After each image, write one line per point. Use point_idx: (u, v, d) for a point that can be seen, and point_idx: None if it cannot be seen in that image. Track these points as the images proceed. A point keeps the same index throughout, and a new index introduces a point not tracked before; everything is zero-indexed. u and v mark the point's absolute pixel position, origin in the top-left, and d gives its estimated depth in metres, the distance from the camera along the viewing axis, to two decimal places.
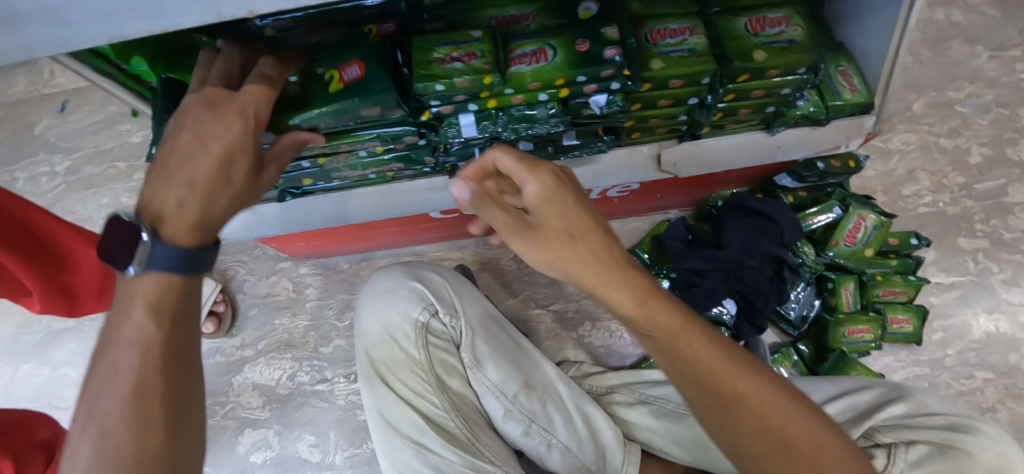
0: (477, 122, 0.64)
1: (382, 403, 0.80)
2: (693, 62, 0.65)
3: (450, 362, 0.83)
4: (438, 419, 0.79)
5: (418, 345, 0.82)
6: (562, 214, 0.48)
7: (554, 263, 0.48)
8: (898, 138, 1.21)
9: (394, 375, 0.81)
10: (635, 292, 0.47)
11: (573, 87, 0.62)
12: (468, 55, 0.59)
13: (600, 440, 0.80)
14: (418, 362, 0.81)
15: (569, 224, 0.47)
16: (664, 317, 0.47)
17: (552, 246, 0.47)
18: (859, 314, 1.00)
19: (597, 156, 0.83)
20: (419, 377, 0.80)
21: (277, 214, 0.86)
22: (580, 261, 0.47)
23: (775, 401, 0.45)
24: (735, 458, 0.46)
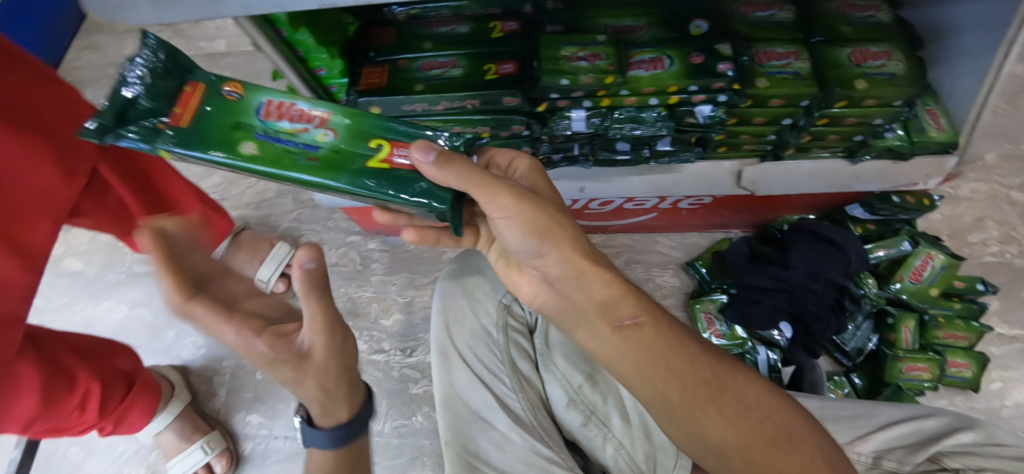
0: (588, 119, 0.70)
1: (454, 376, 0.85)
2: (797, 85, 0.69)
3: (522, 346, 0.89)
4: (506, 400, 0.83)
5: (498, 326, 0.89)
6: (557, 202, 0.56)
7: (541, 234, 0.52)
8: (967, 186, 1.22)
9: (470, 350, 0.87)
10: (607, 279, 0.53)
11: (684, 95, 0.67)
12: (593, 56, 0.66)
13: (653, 439, 0.79)
14: (495, 340, 0.88)
15: (555, 205, 0.55)
16: (642, 308, 0.52)
17: (542, 207, 0.52)
18: (918, 352, 1.01)
19: (681, 165, 0.87)
20: (494, 355, 0.86)
21: None
22: (566, 233, 0.53)
23: (753, 394, 0.48)
24: (717, 457, 0.46)
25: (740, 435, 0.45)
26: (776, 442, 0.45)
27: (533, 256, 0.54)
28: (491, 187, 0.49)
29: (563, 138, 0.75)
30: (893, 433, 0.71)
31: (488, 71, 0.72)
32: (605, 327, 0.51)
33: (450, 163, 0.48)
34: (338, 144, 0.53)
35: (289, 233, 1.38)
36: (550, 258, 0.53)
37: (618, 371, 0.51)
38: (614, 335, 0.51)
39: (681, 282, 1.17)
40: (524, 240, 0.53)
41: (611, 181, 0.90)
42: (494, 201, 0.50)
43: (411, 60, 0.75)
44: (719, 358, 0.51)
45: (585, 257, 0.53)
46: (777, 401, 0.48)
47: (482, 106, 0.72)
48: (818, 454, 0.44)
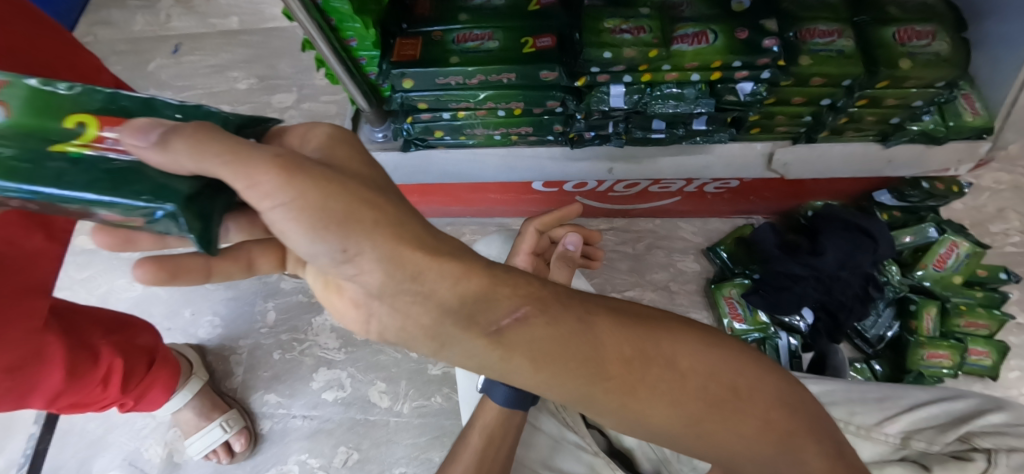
0: (625, 94, 0.69)
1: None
2: (841, 63, 0.68)
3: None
4: None
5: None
6: (367, 173, 0.31)
7: (341, 224, 0.26)
8: (991, 176, 1.22)
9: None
10: (453, 265, 0.28)
11: (727, 71, 0.65)
12: (637, 29, 0.64)
13: None
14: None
15: (367, 178, 0.30)
16: (524, 290, 0.31)
17: (344, 184, 0.27)
18: (940, 340, 1.01)
19: (712, 146, 0.86)
20: None
21: (396, 161, 0.95)
22: (391, 225, 0.28)
23: (699, 354, 0.35)
24: (654, 435, 0.35)
25: (686, 410, 0.34)
26: (728, 404, 0.35)
27: (336, 264, 0.27)
28: (251, 163, 0.26)
29: (598, 115, 0.75)
30: (921, 413, 0.71)
31: (525, 44, 0.71)
32: (469, 335, 0.29)
33: (181, 130, 0.27)
34: (8, 122, 0.34)
35: None
36: (361, 260, 0.27)
37: (496, 377, 0.32)
38: (488, 345, 0.29)
39: (701, 267, 1.17)
40: (316, 240, 0.27)
41: (641, 162, 0.90)
42: (251, 183, 0.26)
43: (446, 33, 0.73)
44: (646, 319, 0.35)
45: (413, 239, 0.28)
46: (728, 354, 0.36)
47: (518, 80, 0.72)
48: (776, 400, 0.36)
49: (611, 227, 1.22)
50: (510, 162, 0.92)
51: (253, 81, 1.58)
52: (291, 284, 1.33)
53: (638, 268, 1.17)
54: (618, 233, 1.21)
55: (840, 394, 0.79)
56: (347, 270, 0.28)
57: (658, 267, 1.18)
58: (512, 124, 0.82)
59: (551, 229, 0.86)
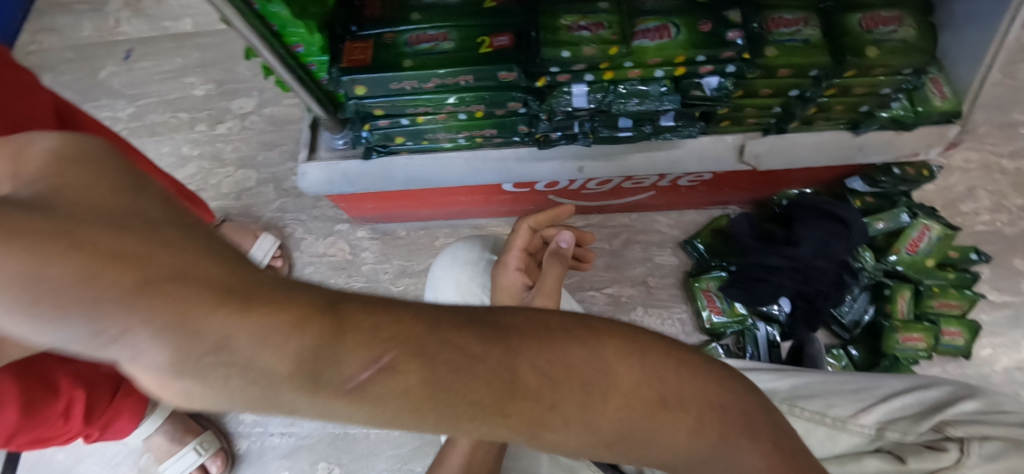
0: (588, 93, 0.66)
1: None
2: (807, 53, 0.66)
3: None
4: None
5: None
6: (140, 219, 0.22)
7: (96, 302, 0.19)
8: (960, 155, 1.23)
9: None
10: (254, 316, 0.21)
11: (691, 66, 0.63)
12: (596, 25, 0.61)
13: None
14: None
15: (139, 209, 0.22)
16: (381, 322, 0.23)
17: (86, 248, 0.19)
18: (914, 323, 1.01)
19: (682, 140, 0.85)
20: None
21: (358, 171, 0.92)
22: (171, 285, 0.20)
23: (625, 365, 0.28)
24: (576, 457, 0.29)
25: (609, 434, 0.27)
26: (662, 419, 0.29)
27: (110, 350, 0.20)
28: None
29: (562, 115, 0.72)
30: (895, 403, 0.71)
31: (481, 44, 0.67)
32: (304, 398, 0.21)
33: None
34: None
35: (272, 223, 1.32)
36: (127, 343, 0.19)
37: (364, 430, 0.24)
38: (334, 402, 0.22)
39: (679, 261, 1.16)
40: (67, 328, 0.18)
41: (612, 159, 0.87)
42: None
43: (397, 34, 0.70)
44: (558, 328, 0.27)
45: (206, 287, 0.20)
46: (654, 358, 0.29)
47: (477, 82, 0.69)
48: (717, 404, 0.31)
49: (587, 224, 1.20)
50: (475, 166, 0.89)
51: (210, 86, 1.51)
52: None
53: (616, 264, 1.16)
54: (595, 230, 1.19)
55: (812, 387, 0.80)
56: (118, 355, 0.19)
57: (635, 262, 1.16)
58: (475, 127, 0.79)
59: (545, 229, 0.78)
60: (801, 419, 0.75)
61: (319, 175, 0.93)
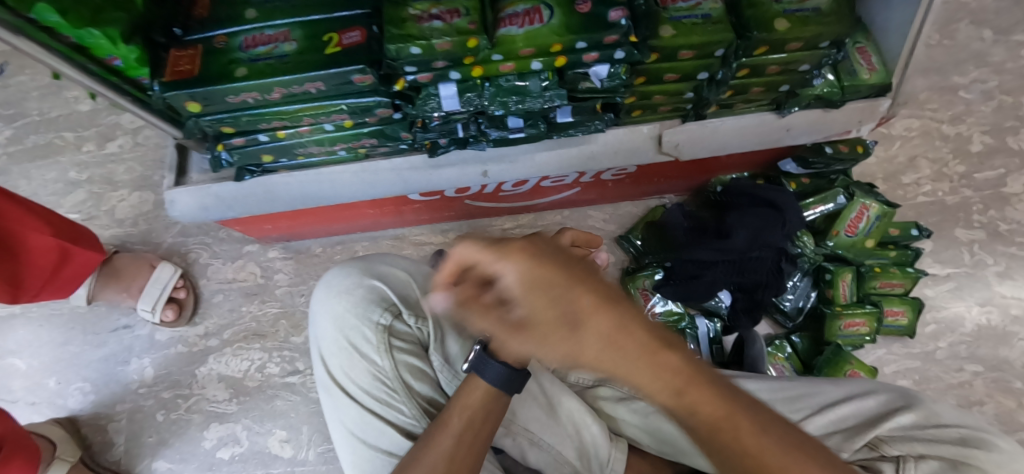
0: (460, 94, 0.57)
1: (348, 416, 0.75)
2: (708, 30, 0.57)
3: (421, 367, 0.77)
4: (409, 429, 0.74)
5: (381, 352, 0.74)
6: (602, 303, 0.32)
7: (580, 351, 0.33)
8: (901, 123, 1.19)
9: (352, 381, 0.75)
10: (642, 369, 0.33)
11: (571, 54, 0.53)
12: (449, 12, 0.51)
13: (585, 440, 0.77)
14: (382, 369, 0.74)
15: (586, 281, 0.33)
16: (710, 409, 0.33)
17: (570, 319, 0.32)
18: (856, 307, 0.96)
19: (594, 135, 0.76)
20: (381, 384, 0.74)
21: (234, 194, 0.81)
22: (636, 352, 0.32)
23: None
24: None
25: None
26: None
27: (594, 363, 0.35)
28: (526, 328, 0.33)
29: (438, 120, 0.62)
30: (830, 415, 0.65)
31: (329, 43, 0.57)
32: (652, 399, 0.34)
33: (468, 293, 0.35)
34: None
35: (174, 249, 1.18)
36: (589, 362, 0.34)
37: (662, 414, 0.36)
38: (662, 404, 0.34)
39: (616, 258, 1.08)
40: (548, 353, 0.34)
41: (518, 161, 0.78)
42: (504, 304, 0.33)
43: (230, 37, 0.59)
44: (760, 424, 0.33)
45: (608, 342, 0.32)
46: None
47: (332, 88, 0.59)
48: None
49: (516, 225, 1.11)
50: (366, 179, 0.79)
51: (98, 100, 1.35)
52: (167, 334, 1.15)
53: None
54: (525, 230, 1.10)
55: (744, 396, 0.74)
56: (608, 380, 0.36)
57: None
58: (351, 136, 0.69)
59: None
60: None
61: (190, 201, 0.81)
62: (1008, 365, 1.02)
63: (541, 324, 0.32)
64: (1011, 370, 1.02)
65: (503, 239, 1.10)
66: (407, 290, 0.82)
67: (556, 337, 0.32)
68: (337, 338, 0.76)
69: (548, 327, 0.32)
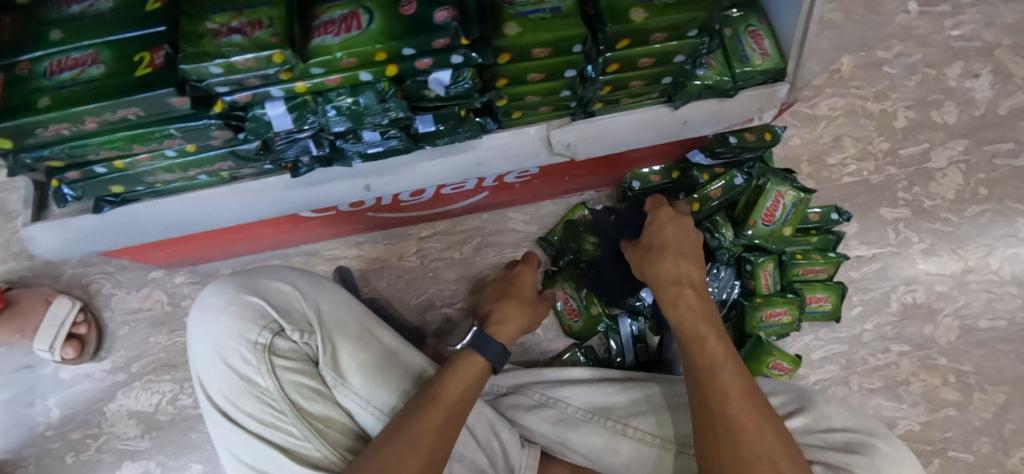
0: (291, 111, 0.52)
1: (231, 441, 0.72)
2: (557, 25, 0.52)
3: (309, 384, 0.73)
4: (301, 451, 0.70)
5: (263, 372, 0.71)
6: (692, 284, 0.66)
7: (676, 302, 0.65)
8: (826, 103, 1.15)
9: (235, 405, 0.72)
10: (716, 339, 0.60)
11: (401, 62, 0.49)
12: (250, 25, 0.46)
13: (494, 446, 0.75)
14: (266, 390, 0.71)
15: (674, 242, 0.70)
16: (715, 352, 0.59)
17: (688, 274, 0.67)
18: (777, 296, 0.94)
19: (473, 142, 0.70)
20: (265, 405, 0.71)
21: (98, 226, 0.75)
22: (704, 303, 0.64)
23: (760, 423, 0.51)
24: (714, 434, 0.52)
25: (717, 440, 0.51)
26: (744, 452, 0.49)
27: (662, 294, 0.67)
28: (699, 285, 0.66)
29: (282, 141, 0.57)
30: None
31: (139, 63, 0.52)
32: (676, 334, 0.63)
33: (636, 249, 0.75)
34: None
35: (74, 281, 1.10)
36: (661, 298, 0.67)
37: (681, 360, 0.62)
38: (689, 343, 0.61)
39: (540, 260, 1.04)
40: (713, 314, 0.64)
41: (399, 173, 0.73)
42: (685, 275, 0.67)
43: (33, 62, 0.53)
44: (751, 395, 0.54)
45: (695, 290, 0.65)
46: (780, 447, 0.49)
47: (152, 112, 0.53)
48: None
49: (433, 233, 1.05)
50: (239, 201, 0.74)
51: None
52: (71, 372, 1.07)
53: (467, 273, 1.03)
54: (442, 238, 1.05)
55: (650, 401, 0.74)
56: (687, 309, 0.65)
57: (489, 269, 1.03)
58: (201, 160, 0.64)
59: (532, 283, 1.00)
60: (630, 442, 0.71)
61: (52, 237, 0.74)
62: (933, 342, 1.03)
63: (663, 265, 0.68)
64: (935, 348, 1.02)
65: (420, 248, 1.05)
66: (293, 302, 0.78)
67: (662, 265, 0.68)
68: (214, 361, 0.73)
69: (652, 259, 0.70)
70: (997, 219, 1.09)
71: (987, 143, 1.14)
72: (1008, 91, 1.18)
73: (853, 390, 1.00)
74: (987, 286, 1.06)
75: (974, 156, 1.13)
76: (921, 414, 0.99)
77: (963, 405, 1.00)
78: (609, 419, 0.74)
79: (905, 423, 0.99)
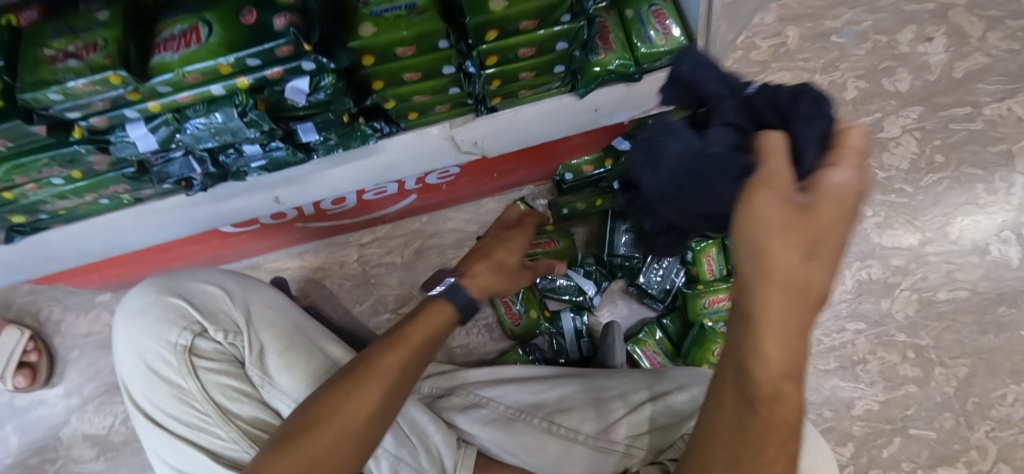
0: (153, 132, 0.51)
1: (159, 446, 0.71)
2: (412, 23, 0.50)
3: (234, 385, 0.71)
4: (229, 453, 0.69)
5: (185, 374, 0.70)
6: (810, 309, 0.32)
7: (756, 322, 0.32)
8: (771, 78, 1.12)
9: (159, 409, 0.71)
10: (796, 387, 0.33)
11: (250, 72, 0.47)
12: (85, 47, 0.45)
13: (433, 446, 0.75)
14: (189, 393, 0.70)
15: (819, 236, 0.30)
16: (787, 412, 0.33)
17: (802, 254, 0.30)
18: (719, 282, 0.91)
19: (371, 152, 0.68)
20: (191, 409, 0.70)
21: (14, 254, 0.74)
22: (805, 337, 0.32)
23: None
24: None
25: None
26: None
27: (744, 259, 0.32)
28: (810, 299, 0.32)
29: (160, 161, 0.57)
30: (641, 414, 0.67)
31: None
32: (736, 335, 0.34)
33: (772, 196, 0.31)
34: None
35: (24, 309, 1.09)
36: (742, 275, 0.33)
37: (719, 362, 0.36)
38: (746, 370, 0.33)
39: None
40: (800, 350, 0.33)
41: (307, 181, 0.71)
42: (797, 272, 0.30)
43: None
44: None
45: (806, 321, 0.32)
46: None
47: (20, 142, 0.52)
48: None
49: (375, 238, 1.04)
50: (150, 220, 0.73)
51: None
52: (25, 399, 1.07)
53: (409, 277, 1.01)
54: (383, 243, 1.03)
55: (580, 395, 0.74)
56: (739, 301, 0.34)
57: (432, 271, 1.01)
58: (93, 185, 0.63)
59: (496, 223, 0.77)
60: (556, 439, 0.70)
61: None
62: (890, 318, 1.00)
63: (799, 274, 0.31)
64: (893, 324, 1.00)
65: (362, 254, 1.03)
66: (219, 304, 0.76)
67: (793, 271, 0.30)
68: (136, 365, 0.72)
69: (765, 231, 0.30)
70: (955, 187, 1.06)
71: (942, 108, 1.10)
72: (964, 53, 1.13)
73: (808, 372, 0.98)
74: (946, 257, 1.03)
75: (929, 123, 1.09)
76: (879, 393, 0.97)
77: (924, 380, 0.98)
78: (536, 416, 0.73)
79: (864, 403, 0.97)
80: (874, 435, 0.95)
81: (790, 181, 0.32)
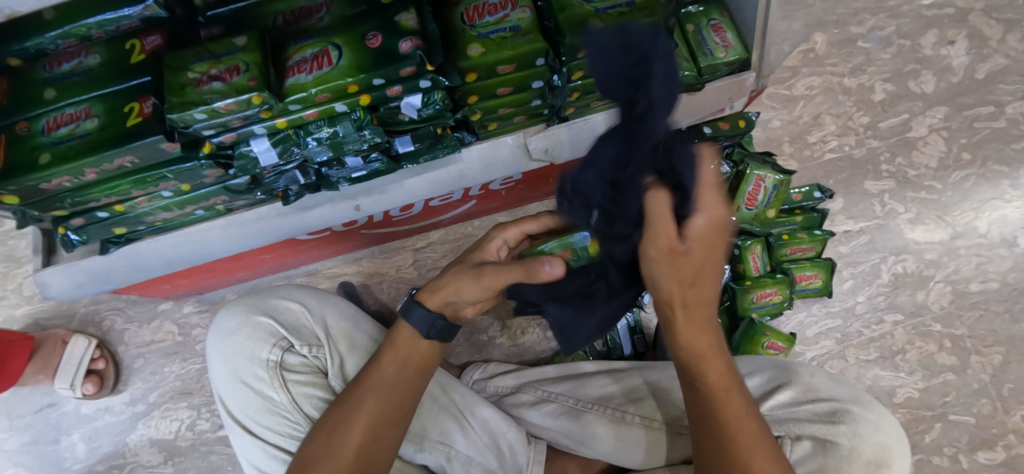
0: (274, 146, 0.55)
1: (252, 454, 0.73)
2: (516, 43, 0.56)
3: (321, 396, 0.73)
4: None
5: (276, 387, 0.72)
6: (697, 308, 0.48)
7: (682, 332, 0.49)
8: (802, 82, 1.16)
9: (252, 420, 0.72)
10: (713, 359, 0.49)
11: (373, 91, 0.52)
12: (229, 71, 0.49)
13: (503, 446, 0.76)
14: (280, 404, 0.72)
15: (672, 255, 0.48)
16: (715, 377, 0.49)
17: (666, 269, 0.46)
18: (766, 278, 0.96)
19: (453, 157, 0.72)
20: (283, 419, 0.72)
21: (104, 266, 0.77)
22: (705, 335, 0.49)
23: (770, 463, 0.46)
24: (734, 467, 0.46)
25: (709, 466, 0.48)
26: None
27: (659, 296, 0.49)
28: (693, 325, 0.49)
29: (271, 172, 0.61)
30: None
31: (129, 114, 0.54)
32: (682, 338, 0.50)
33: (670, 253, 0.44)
34: None
35: (88, 320, 1.12)
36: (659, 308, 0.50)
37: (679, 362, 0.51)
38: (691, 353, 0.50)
39: None
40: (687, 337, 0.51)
41: (387, 190, 0.74)
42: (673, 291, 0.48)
43: (30, 121, 0.54)
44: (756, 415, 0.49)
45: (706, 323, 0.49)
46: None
47: (144, 158, 0.56)
48: None
49: (428, 243, 1.08)
50: (238, 232, 0.77)
51: None
52: (91, 407, 1.10)
53: None
54: (437, 248, 1.07)
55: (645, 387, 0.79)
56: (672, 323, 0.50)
57: None
58: (197, 197, 0.67)
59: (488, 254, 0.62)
60: (633, 428, 0.74)
61: (63, 281, 0.76)
62: (927, 308, 1.05)
63: (680, 292, 0.46)
64: (929, 314, 1.04)
65: (416, 260, 1.07)
66: (301, 320, 0.78)
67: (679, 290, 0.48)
68: (230, 380, 0.73)
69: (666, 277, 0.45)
70: (981, 183, 1.10)
71: (966, 108, 1.15)
72: (984, 54, 1.18)
73: (851, 363, 1.02)
74: (976, 250, 1.07)
75: (954, 122, 1.14)
76: (919, 381, 1.01)
77: (960, 369, 1.02)
78: (609, 406, 0.77)
79: (904, 391, 1.01)
80: (916, 421, 0.99)
81: (672, 236, 0.43)
